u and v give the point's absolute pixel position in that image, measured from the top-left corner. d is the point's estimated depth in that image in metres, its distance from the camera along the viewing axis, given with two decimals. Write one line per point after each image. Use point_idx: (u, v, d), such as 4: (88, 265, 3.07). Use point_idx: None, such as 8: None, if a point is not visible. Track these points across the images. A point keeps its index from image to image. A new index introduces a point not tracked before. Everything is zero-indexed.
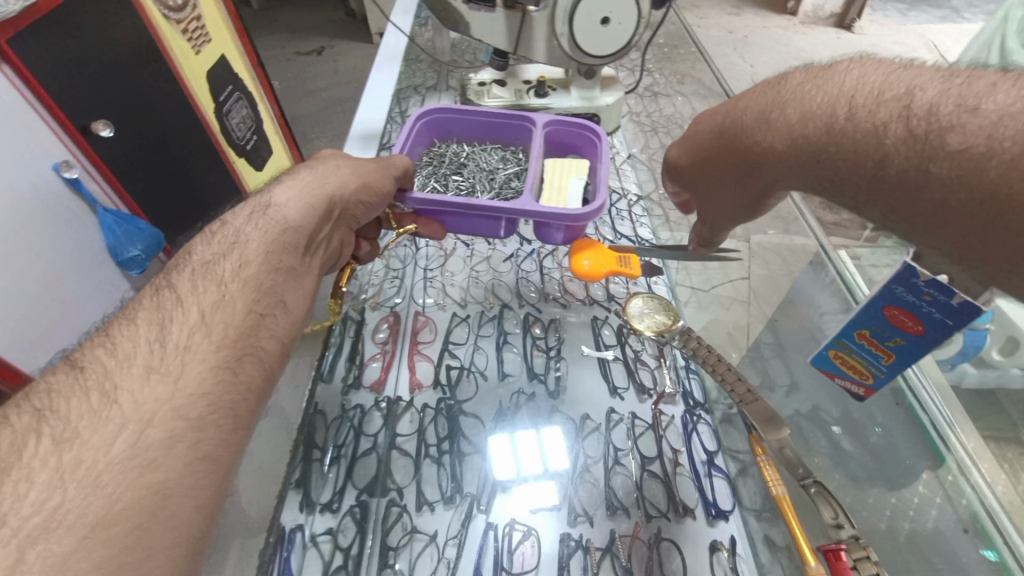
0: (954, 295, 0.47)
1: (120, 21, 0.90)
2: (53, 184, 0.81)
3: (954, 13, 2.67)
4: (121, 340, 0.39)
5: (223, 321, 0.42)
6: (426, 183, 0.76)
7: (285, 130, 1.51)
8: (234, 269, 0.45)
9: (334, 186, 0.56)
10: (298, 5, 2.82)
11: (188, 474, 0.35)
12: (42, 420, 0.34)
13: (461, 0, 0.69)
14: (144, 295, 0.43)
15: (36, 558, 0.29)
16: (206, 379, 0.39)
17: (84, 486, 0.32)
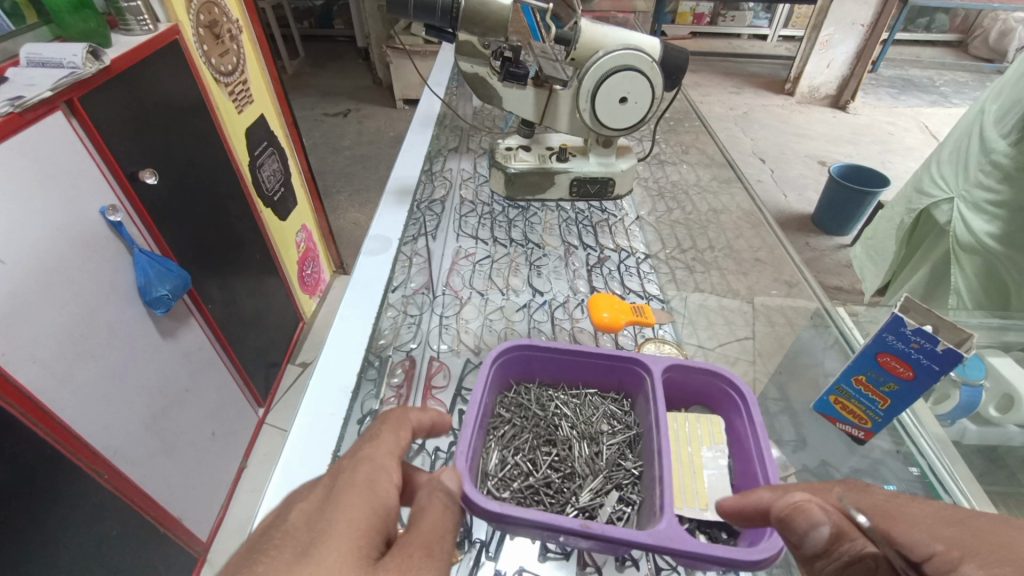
0: (937, 343, 0.47)
1: (173, 81, 0.99)
2: (99, 226, 0.84)
3: (942, 98, 2.84)
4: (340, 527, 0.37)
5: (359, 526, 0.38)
6: (501, 453, 0.60)
7: (311, 183, 1.61)
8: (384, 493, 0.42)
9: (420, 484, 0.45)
10: (328, 73, 3.05)
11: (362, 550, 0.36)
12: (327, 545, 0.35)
13: (496, 78, 0.78)
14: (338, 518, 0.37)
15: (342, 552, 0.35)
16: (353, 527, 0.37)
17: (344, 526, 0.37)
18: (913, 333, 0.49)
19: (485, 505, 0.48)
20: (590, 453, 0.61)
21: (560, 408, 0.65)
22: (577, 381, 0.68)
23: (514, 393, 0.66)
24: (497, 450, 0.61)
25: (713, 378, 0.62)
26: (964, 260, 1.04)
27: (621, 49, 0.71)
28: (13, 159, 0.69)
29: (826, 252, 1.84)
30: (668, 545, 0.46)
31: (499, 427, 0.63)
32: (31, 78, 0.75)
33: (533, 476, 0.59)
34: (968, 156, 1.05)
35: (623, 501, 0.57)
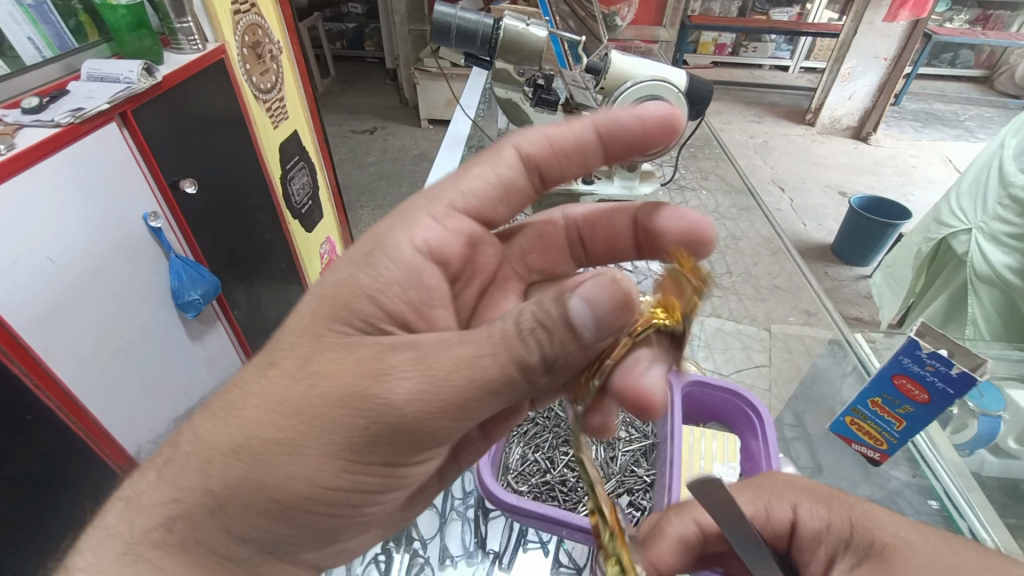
0: (952, 365, 0.49)
1: (216, 96, 1.04)
2: (140, 230, 0.89)
3: (966, 132, 2.83)
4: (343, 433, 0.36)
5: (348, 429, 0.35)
6: (520, 449, 0.66)
7: (337, 196, 1.66)
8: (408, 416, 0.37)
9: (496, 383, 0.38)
10: (357, 92, 3.15)
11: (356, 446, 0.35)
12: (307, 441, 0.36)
13: (528, 104, 0.82)
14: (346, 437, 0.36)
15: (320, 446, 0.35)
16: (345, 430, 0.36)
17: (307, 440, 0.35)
18: (928, 356, 0.50)
19: (505, 498, 0.54)
20: (606, 457, 0.66)
21: None
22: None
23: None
24: (519, 446, 0.67)
25: (733, 396, 0.65)
26: (980, 291, 1.02)
27: (648, 79, 0.73)
28: (68, 165, 0.74)
29: (845, 282, 1.83)
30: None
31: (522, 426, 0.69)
32: (90, 91, 0.80)
33: (550, 472, 0.64)
34: (987, 189, 1.06)
35: (632, 506, 0.61)
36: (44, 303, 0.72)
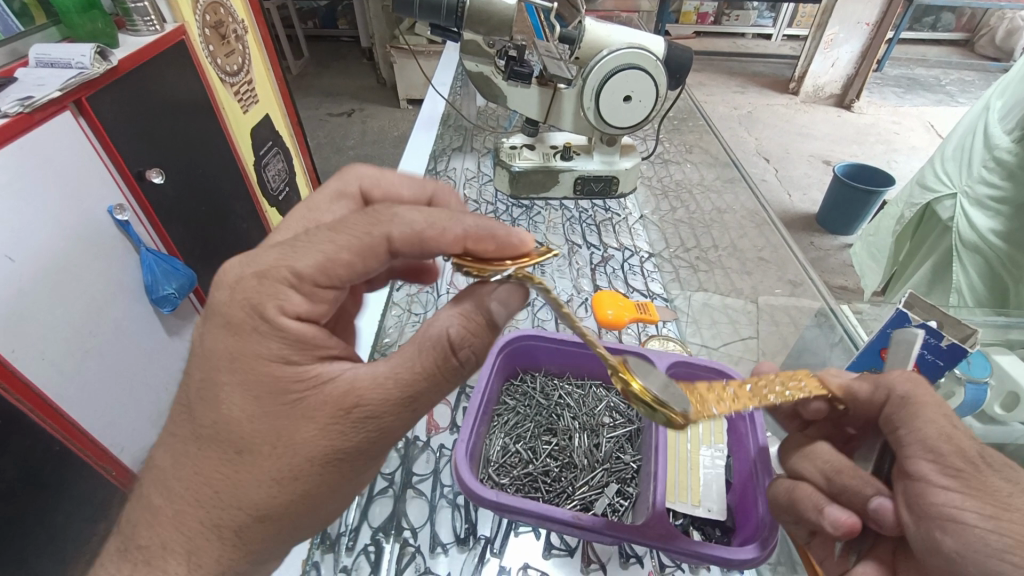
0: (941, 338, 0.48)
1: (180, 81, 1.00)
2: (107, 225, 0.85)
3: (948, 98, 2.83)
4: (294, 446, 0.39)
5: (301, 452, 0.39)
6: (505, 440, 0.66)
7: (315, 183, 1.62)
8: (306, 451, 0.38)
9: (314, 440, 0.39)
10: (333, 73, 3.06)
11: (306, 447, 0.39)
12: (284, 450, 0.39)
13: (501, 78, 0.79)
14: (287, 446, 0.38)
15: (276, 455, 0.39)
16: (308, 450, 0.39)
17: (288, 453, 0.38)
18: (917, 328, 0.50)
19: (486, 495, 0.54)
20: (590, 444, 0.66)
21: (563, 398, 0.70)
22: (584, 373, 0.73)
23: (521, 381, 0.72)
24: (501, 436, 0.66)
25: (716, 371, 0.65)
26: (965, 256, 1.03)
27: (625, 47, 0.71)
28: (21, 157, 0.70)
29: (829, 252, 1.84)
30: (656, 540, 0.51)
31: (505, 415, 0.69)
32: (41, 77, 0.76)
33: (533, 462, 0.64)
34: (971, 152, 1.06)
35: (620, 492, 0.61)
36: (6, 305, 0.69)
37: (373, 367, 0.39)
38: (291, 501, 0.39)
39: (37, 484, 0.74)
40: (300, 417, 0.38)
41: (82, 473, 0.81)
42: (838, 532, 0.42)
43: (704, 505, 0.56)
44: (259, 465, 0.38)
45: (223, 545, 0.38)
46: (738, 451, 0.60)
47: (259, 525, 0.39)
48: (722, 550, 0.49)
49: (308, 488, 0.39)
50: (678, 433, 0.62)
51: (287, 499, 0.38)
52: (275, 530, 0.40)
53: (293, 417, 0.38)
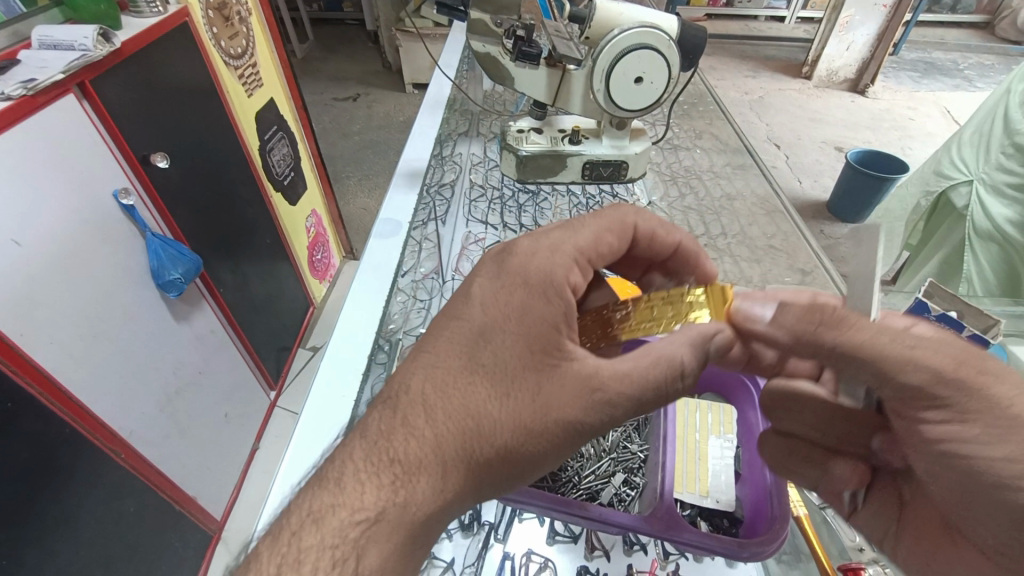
0: (962, 330, 0.47)
1: (184, 63, 0.99)
2: (112, 209, 0.85)
3: (966, 82, 2.76)
4: (515, 400, 0.39)
5: (518, 419, 0.39)
6: None
7: (320, 168, 1.61)
8: (540, 401, 0.39)
9: (532, 411, 0.39)
10: (337, 57, 3.03)
11: (528, 416, 0.39)
12: (510, 390, 0.40)
13: (508, 58, 0.76)
14: (497, 399, 0.39)
15: (484, 409, 0.39)
16: (522, 416, 0.39)
17: (506, 406, 0.39)
18: (938, 319, 0.48)
19: None
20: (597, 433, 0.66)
21: None
22: None
23: None
24: None
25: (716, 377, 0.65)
26: (978, 247, 1.03)
27: (637, 27, 0.70)
28: (26, 140, 0.70)
29: (840, 241, 1.81)
30: (662, 532, 0.51)
31: None
32: (43, 60, 0.75)
33: None
34: (989, 139, 1.03)
35: (626, 483, 0.61)
36: (14, 289, 0.69)
37: (616, 369, 0.42)
38: (517, 449, 0.39)
39: (50, 466, 0.76)
40: (550, 391, 0.40)
41: (93, 455, 0.82)
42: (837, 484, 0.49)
43: (712, 497, 0.56)
44: (504, 405, 0.39)
45: (455, 475, 0.38)
46: (745, 443, 0.60)
47: (482, 462, 0.38)
48: (731, 543, 0.49)
49: (534, 446, 0.40)
50: (686, 423, 0.61)
51: (515, 448, 0.39)
52: (485, 476, 0.39)
53: (543, 384, 0.40)
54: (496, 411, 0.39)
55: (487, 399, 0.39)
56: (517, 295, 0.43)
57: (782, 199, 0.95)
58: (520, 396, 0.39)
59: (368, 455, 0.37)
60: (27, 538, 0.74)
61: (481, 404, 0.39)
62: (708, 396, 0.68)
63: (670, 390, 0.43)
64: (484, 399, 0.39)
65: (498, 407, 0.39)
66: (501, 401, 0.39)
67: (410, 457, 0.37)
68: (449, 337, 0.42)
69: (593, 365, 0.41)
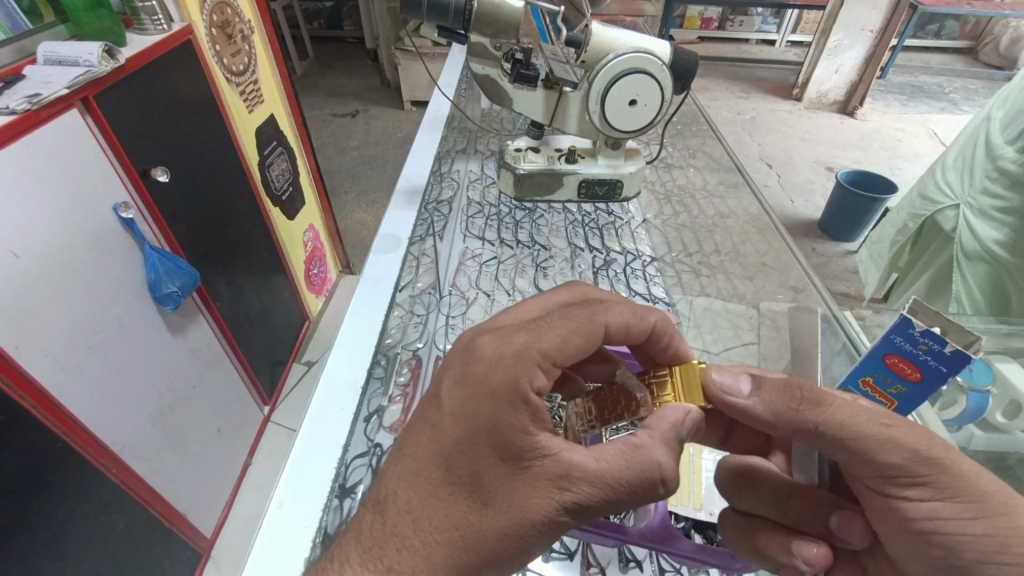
0: (945, 344, 0.47)
1: (187, 80, 1.00)
2: (111, 223, 0.85)
3: (952, 105, 2.83)
4: (493, 508, 0.38)
5: (495, 528, 0.37)
6: None
7: (319, 183, 1.62)
8: (516, 508, 0.38)
9: (509, 520, 0.37)
10: (337, 74, 3.07)
11: (506, 523, 0.37)
12: (486, 499, 0.38)
13: (507, 80, 0.78)
14: (473, 508, 0.38)
15: (462, 519, 0.38)
16: (500, 525, 0.37)
17: (483, 514, 0.38)
18: (922, 334, 0.49)
19: None
20: None
21: None
22: None
23: None
24: None
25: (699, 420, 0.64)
26: (967, 268, 1.05)
27: (631, 51, 0.72)
28: (28, 154, 0.70)
29: (832, 259, 1.84)
30: (658, 544, 0.51)
31: None
32: (48, 75, 0.76)
33: None
34: (974, 162, 1.06)
35: None
36: (11, 301, 0.69)
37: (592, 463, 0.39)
38: (501, 554, 0.38)
39: (39, 481, 0.75)
40: (523, 494, 0.38)
41: (82, 469, 0.81)
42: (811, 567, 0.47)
43: (706, 509, 0.57)
44: (482, 513, 0.38)
45: None
46: None
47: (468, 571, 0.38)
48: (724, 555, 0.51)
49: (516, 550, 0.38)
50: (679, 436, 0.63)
51: (500, 552, 0.38)
52: None
53: (518, 489, 0.38)
54: (475, 520, 0.38)
55: (466, 509, 0.38)
56: (483, 405, 0.39)
57: (774, 217, 0.96)
58: (497, 505, 0.38)
59: (364, 563, 0.38)
60: (13, 554, 0.73)
61: (459, 514, 0.38)
62: None
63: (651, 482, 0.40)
64: (461, 508, 0.38)
65: (476, 517, 0.38)
66: (479, 510, 0.38)
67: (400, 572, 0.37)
68: (422, 437, 0.40)
69: (570, 461, 0.38)
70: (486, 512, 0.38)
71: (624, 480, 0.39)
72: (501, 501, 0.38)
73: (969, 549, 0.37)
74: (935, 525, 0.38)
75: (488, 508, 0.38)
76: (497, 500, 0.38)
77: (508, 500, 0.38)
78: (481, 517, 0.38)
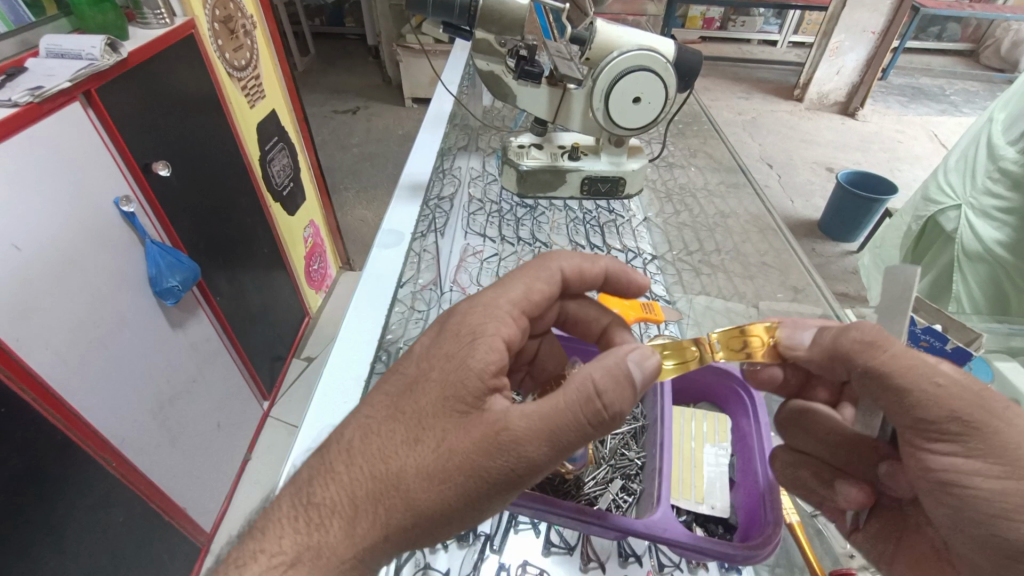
0: (947, 341, 0.49)
1: (189, 74, 1.00)
2: (113, 216, 0.85)
3: (952, 107, 2.83)
4: (421, 444, 0.38)
5: (426, 465, 0.37)
6: None
7: (320, 179, 1.62)
8: (446, 444, 0.37)
9: (439, 458, 0.37)
10: (339, 71, 3.06)
11: (437, 460, 0.37)
12: (415, 434, 0.38)
13: (511, 77, 0.79)
14: (403, 445, 0.38)
15: (396, 460, 0.38)
16: (428, 463, 0.37)
17: (413, 448, 0.38)
18: (923, 331, 0.50)
19: None
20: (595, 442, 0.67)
21: None
22: None
23: None
24: None
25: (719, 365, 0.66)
26: (967, 267, 1.05)
27: (635, 49, 0.72)
28: (30, 146, 0.70)
29: (832, 259, 1.84)
30: (657, 535, 0.51)
31: None
32: (50, 68, 0.76)
33: None
34: (976, 164, 1.07)
35: (623, 490, 0.62)
36: (12, 293, 0.69)
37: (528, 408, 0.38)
38: (430, 497, 0.37)
39: (40, 473, 0.75)
40: (453, 434, 0.38)
41: (82, 462, 0.81)
42: (849, 505, 0.50)
43: (708, 503, 0.57)
44: (413, 452, 0.38)
45: (368, 519, 0.38)
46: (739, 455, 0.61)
47: (393, 511, 0.37)
48: (723, 548, 0.50)
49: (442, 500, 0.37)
50: (683, 431, 0.62)
51: (428, 501, 0.37)
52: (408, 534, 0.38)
53: (451, 428, 0.38)
54: (407, 460, 0.38)
55: (397, 446, 0.38)
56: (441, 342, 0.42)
57: (775, 217, 0.97)
58: (426, 438, 0.38)
59: (293, 511, 0.39)
60: (14, 546, 0.73)
61: (394, 452, 0.38)
62: (704, 405, 0.69)
63: (587, 431, 0.38)
64: (397, 444, 0.38)
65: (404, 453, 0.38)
66: (410, 446, 0.38)
67: (329, 505, 0.38)
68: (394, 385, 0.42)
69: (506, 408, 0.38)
70: (416, 446, 0.38)
71: (562, 419, 0.37)
72: (427, 435, 0.38)
73: (986, 503, 0.36)
74: (956, 477, 0.38)
75: (421, 442, 0.38)
76: (427, 435, 0.38)
77: (438, 437, 0.38)
78: (411, 455, 0.38)
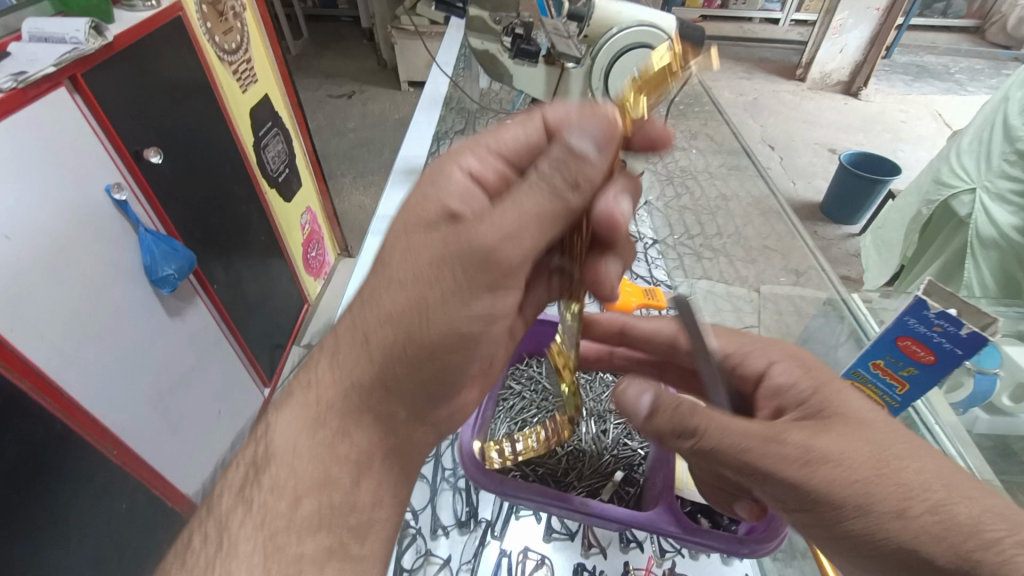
0: (961, 326, 0.47)
1: (178, 58, 0.98)
2: (105, 204, 0.84)
3: (956, 86, 2.79)
4: (431, 238, 0.38)
5: (440, 253, 0.38)
6: (504, 427, 0.67)
7: (316, 165, 1.60)
8: (457, 237, 0.38)
9: (451, 249, 0.38)
10: (332, 54, 3.01)
11: (450, 253, 0.38)
12: (428, 229, 0.39)
13: (507, 56, 0.80)
14: (414, 241, 0.39)
15: (411, 259, 0.39)
16: (443, 257, 0.38)
17: (430, 248, 0.39)
18: (936, 316, 0.49)
19: (491, 480, 0.54)
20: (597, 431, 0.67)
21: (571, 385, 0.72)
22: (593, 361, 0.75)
23: (527, 366, 0.73)
24: (506, 423, 0.68)
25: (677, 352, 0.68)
26: (980, 254, 1.05)
27: (635, 24, 0.68)
28: (16, 134, 0.68)
29: (833, 242, 1.83)
30: (663, 527, 0.51)
31: (510, 399, 0.70)
32: (34, 52, 0.74)
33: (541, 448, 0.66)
34: (991, 146, 1.05)
35: (627, 481, 0.62)
36: (4, 285, 0.68)
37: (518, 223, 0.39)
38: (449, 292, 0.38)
39: (41, 464, 0.75)
40: (471, 227, 0.38)
41: (82, 452, 0.81)
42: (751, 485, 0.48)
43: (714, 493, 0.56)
44: (423, 251, 0.39)
45: (386, 334, 0.39)
46: None
47: (415, 317, 0.39)
48: (729, 540, 0.50)
49: (462, 324, 0.39)
50: None
51: (438, 304, 0.38)
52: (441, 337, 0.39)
53: (459, 224, 0.38)
54: (424, 259, 0.38)
55: (412, 242, 0.39)
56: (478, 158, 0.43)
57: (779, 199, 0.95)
58: (435, 240, 0.38)
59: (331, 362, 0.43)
60: (18, 536, 0.73)
61: (408, 253, 0.39)
62: None
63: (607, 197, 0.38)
64: (411, 249, 0.39)
65: (420, 246, 0.39)
66: (423, 237, 0.39)
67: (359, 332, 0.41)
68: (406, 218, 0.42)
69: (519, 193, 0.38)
70: (431, 240, 0.39)
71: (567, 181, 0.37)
72: (435, 230, 0.39)
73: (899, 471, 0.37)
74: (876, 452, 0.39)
75: (435, 237, 0.39)
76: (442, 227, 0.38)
77: (441, 238, 0.38)
78: (425, 249, 0.39)
